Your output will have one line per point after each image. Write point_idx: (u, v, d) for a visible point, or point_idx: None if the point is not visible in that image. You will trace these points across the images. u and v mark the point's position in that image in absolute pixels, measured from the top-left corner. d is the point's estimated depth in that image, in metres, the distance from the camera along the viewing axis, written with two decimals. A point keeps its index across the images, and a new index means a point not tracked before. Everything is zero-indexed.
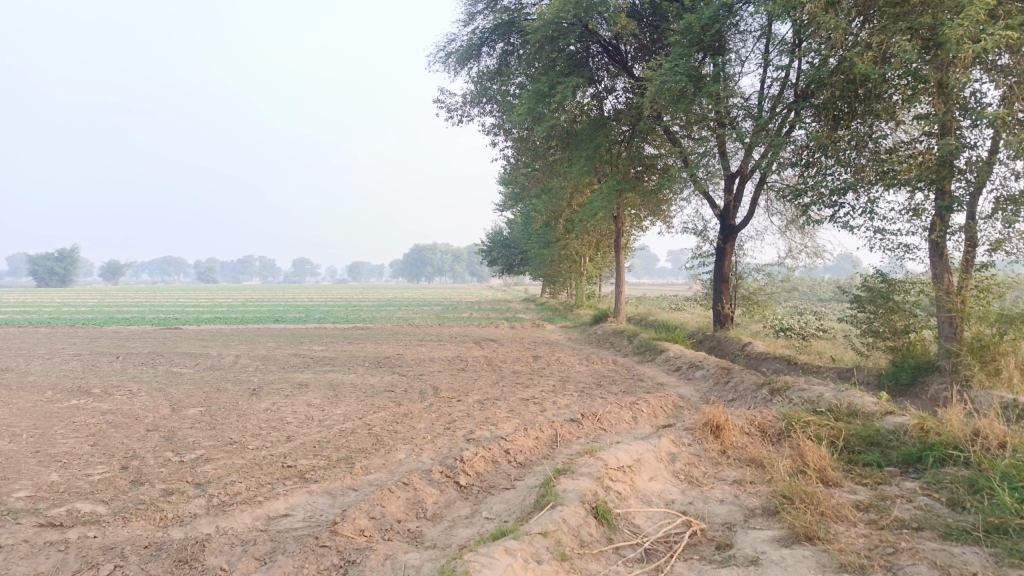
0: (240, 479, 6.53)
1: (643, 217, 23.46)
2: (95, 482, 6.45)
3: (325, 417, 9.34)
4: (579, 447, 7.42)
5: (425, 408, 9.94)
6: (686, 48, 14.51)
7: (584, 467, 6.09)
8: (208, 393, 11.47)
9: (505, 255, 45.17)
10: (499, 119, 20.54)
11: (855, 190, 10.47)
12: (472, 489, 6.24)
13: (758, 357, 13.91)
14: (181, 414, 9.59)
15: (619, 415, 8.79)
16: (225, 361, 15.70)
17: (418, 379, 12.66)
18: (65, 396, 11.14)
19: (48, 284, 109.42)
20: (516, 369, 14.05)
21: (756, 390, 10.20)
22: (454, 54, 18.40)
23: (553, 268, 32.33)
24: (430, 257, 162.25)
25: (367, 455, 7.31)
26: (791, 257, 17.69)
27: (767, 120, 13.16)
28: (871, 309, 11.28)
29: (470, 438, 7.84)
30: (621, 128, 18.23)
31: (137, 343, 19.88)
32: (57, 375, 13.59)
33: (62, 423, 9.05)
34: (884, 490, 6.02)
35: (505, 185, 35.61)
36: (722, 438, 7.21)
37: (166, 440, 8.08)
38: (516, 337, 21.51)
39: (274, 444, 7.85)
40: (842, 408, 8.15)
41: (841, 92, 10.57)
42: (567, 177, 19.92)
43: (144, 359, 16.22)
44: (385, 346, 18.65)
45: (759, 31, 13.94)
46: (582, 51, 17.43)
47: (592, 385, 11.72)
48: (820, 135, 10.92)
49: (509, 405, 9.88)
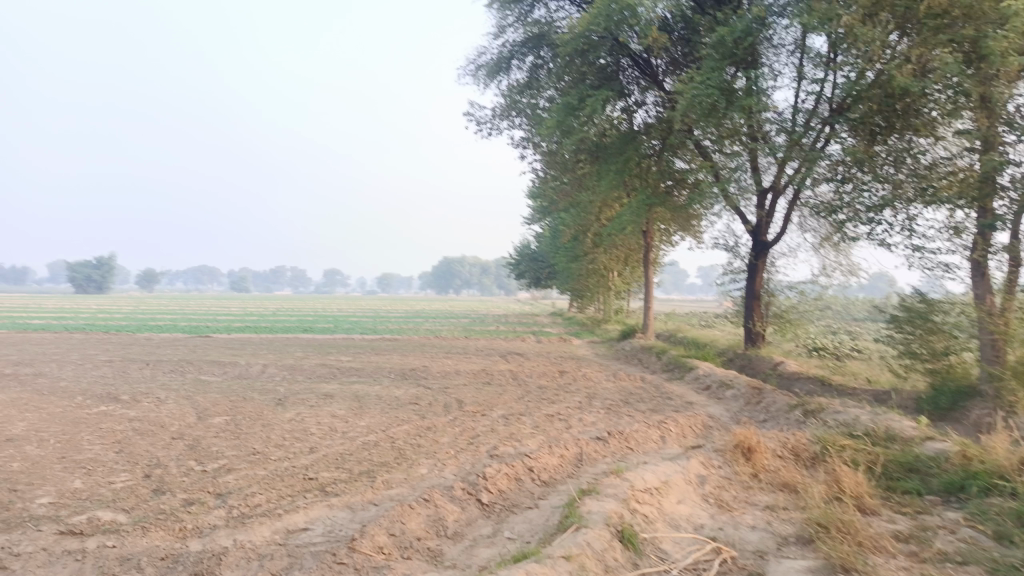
0: (261, 491, 6.46)
1: (673, 232, 23.22)
2: (117, 490, 6.44)
3: (349, 429, 9.27)
4: (605, 467, 7.24)
5: (449, 422, 9.83)
6: (718, 62, 14.34)
7: (610, 488, 5.91)
8: (234, 401, 11.49)
9: (533, 268, 45.10)
10: (529, 132, 20.50)
11: (892, 207, 10.17)
12: (494, 507, 6.09)
13: (790, 377, 13.58)
14: (206, 423, 9.60)
15: (646, 434, 8.58)
16: (252, 369, 15.79)
17: (443, 392, 12.56)
18: (94, 403, 11.24)
19: (86, 290, 111.91)
20: (542, 383, 13.90)
21: (789, 412, 9.92)
22: (484, 67, 18.40)
23: (581, 282, 32.13)
24: (459, 269, 162.87)
25: (389, 469, 7.21)
26: (825, 275, 17.32)
27: (801, 135, 12.90)
28: (909, 330, 10.94)
29: (494, 454, 7.70)
30: (652, 142, 18.05)
31: (167, 351, 20.09)
32: (87, 380, 13.75)
33: (89, 429, 9.11)
34: (925, 521, 5.75)
35: (534, 198, 35.57)
36: (754, 461, 6.98)
37: (190, 449, 8.07)
38: (542, 351, 21.39)
39: (297, 455, 7.79)
40: (880, 432, 7.86)
41: (879, 106, 10.29)
42: (595, 191, 19.77)
43: (173, 366, 16.37)
44: (411, 358, 18.62)
45: (793, 45, 13.70)
46: (613, 64, 17.31)
47: (619, 402, 11.52)
48: (857, 149, 10.64)
49: (534, 421, 9.72)
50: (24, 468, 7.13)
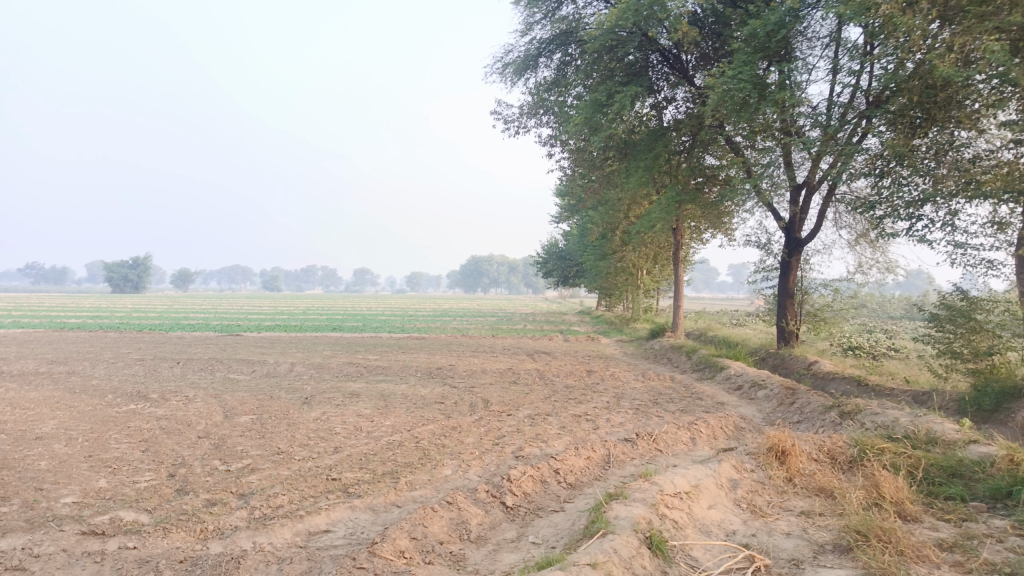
0: (283, 491, 6.40)
1: (703, 229, 22.86)
2: (141, 489, 6.43)
3: (373, 429, 9.20)
4: (633, 470, 7.06)
5: (475, 421, 9.71)
6: (750, 55, 14.02)
7: (638, 492, 5.71)
8: (261, 400, 11.51)
9: (560, 267, 44.83)
10: (556, 130, 20.31)
11: (934, 202, 9.80)
12: (519, 511, 5.95)
13: (825, 377, 13.23)
14: (233, 422, 9.60)
15: (675, 436, 8.38)
16: (280, 368, 15.86)
17: (469, 392, 12.45)
18: (123, 401, 11.33)
19: (122, 289, 114.28)
20: (569, 383, 13.72)
21: (824, 413, 9.63)
22: (511, 64, 18.24)
23: (609, 281, 31.83)
24: (487, 268, 163.12)
25: (413, 470, 7.11)
26: (861, 272, 16.86)
27: (837, 129, 12.53)
28: (950, 329, 10.55)
29: (519, 456, 7.56)
30: (682, 139, 17.76)
31: (199, 349, 20.31)
32: (119, 379, 13.91)
33: (117, 428, 9.17)
34: (970, 529, 5.48)
35: (561, 197, 35.35)
36: (788, 464, 6.75)
37: (215, 449, 8.05)
38: (570, 350, 21.18)
39: (321, 455, 7.72)
40: (920, 435, 7.56)
41: (919, 97, 9.92)
42: (624, 188, 19.51)
43: (203, 364, 16.51)
44: (438, 357, 18.56)
45: (829, 37, 13.33)
46: (641, 60, 17.05)
47: (648, 403, 11.30)
48: (896, 143, 10.28)
49: (561, 422, 9.56)
50: (52, 467, 7.17)
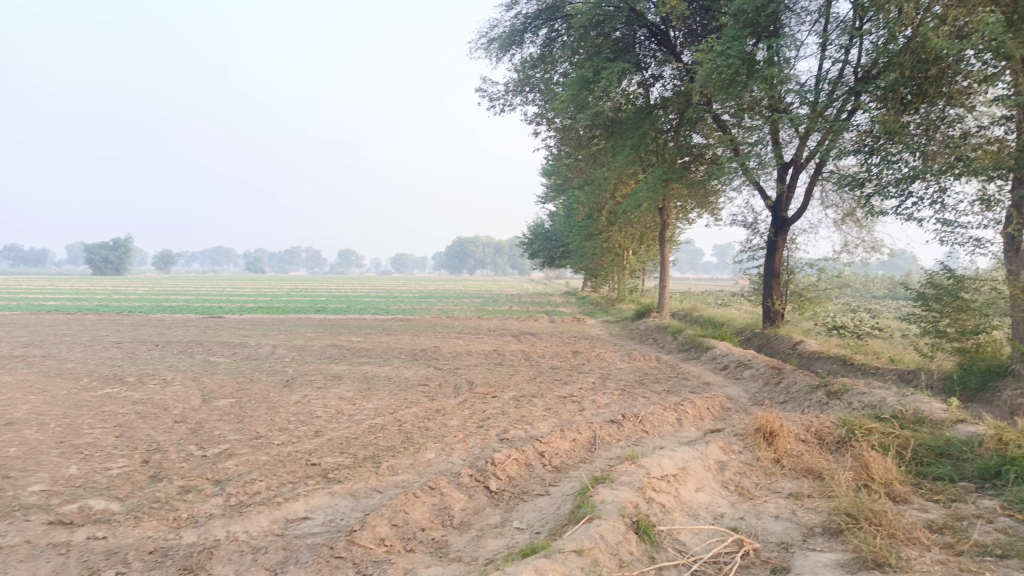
0: (261, 477, 6.21)
1: (689, 209, 22.75)
2: (114, 476, 6.22)
3: (356, 412, 9.03)
4: (619, 452, 6.94)
5: (459, 404, 9.55)
6: (739, 31, 13.80)
7: (625, 475, 5.58)
8: (241, 383, 11.28)
9: (546, 247, 44.66)
10: (542, 108, 20.04)
11: (923, 179, 9.69)
12: (503, 495, 5.81)
13: (810, 357, 13.20)
14: (211, 406, 9.38)
15: (662, 417, 8.27)
16: (262, 350, 15.61)
17: (454, 373, 12.29)
18: (100, 385, 11.08)
19: (103, 272, 112.76)
20: (554, 364, 13.59)
21: (811, 393, 9.57)
22: (497, 40, 17.88)
23: (596, 261, 31.71)
24: (473, 249, 162.53)
25: (395, 454, 6.95)
26: (847, 252, 16.83)
27: (825, 105, 12.40)
28: (936, 308, 10.51)
29: (504, 438, 7.42)
30: (668, 117, 17.59)
31: (179, 331, 20.01)
32: (96, 362, 13.61)
33: (91, 412, 8.93)
34: (959, 509, 5.40)
35: (547, 177, 35.09)
36: (776, 445, 6.66)
37: (192, 433, 7.85)
38: (555, 331, 21.07)
39: (301, 439, 7.54)
40: (908, 414, 7.50)
41: (911, 72, 9.79)
42: (610, 168, 19.31)
43: (182, 347, 16.21)
44: (423, 338, 18.39)
45: (818, 12, 13.16)
46: (629, 35, 16.80)
47: (634, 383, 11.20)
48: (886, 119, 10.14)
49: (546, 403, 9.43)
50: (22, 453, 6.95)
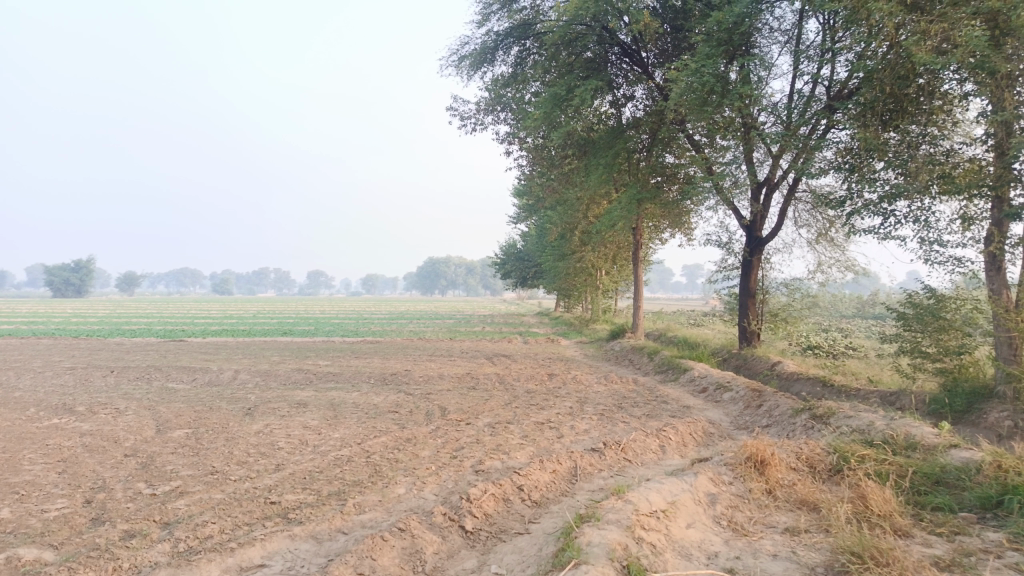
0: (214, 519, 5.68)
1: (662, 229, 22.60)
2: (49, 520, 5.64)
3: (320, 442, 8.49)
4: (603, 484, 6.53)
5: (432, 432, 9.08)
6: (714, 49, 13.64)
7: (612, 512, 5.17)
8: (199, 412, 10.67)
9: (519, 268, 44.34)
10: (514, 127, 19.78)
11: (906, 197, 9.49)
12: (480, 536, 5.36)
13: (789, 378, 12.97)
14: (165, 437, 8.79)
15: (644, 444, 7.91)
16: (223, 376, 14.94)
17: (426, 399, 11.81)
18: (47, 415, 10.38)
19: (63, 294, 109.74)
20: (529, 388, 13.17)
21: (795, 417, 9.29)
22: (468, 57, 17.51)
23: (568, 281, 31.45)
24: (444, 270, 161.86)
25: (362, 490, 6.46)
26: (821, 271, 16.73)
27: (800, 123, 12.26)
28: (917, 328, 10.33)
29: (479, 470, 6.98)
30: (641, 137, 17.46)
31: (138, 356, 19.17)
32: (45, 390, 12.84)
33: (34, 446, 8.28)
34: (964, 543, 5.08)
35: (519, 197, 34.88)
36: (767, 475, 6.31)
37: (142, 469, 7.26)
38: (529, 353, 20.68)
39: (260, 475, 7.01)
40: (899, 440, 7.22)
41: (891, 88, 9.62)
42: (583, 187, 19.08)
43: (139, 373, 15.48)
44: (393, 362, 17.84)
45: (790, 32, 13.12)
46: (601, 54, 16.66)
47: (613, 408, 10.82)
48: (866, 135, 9.93)
49: (523, 430, 9.01)
50: None
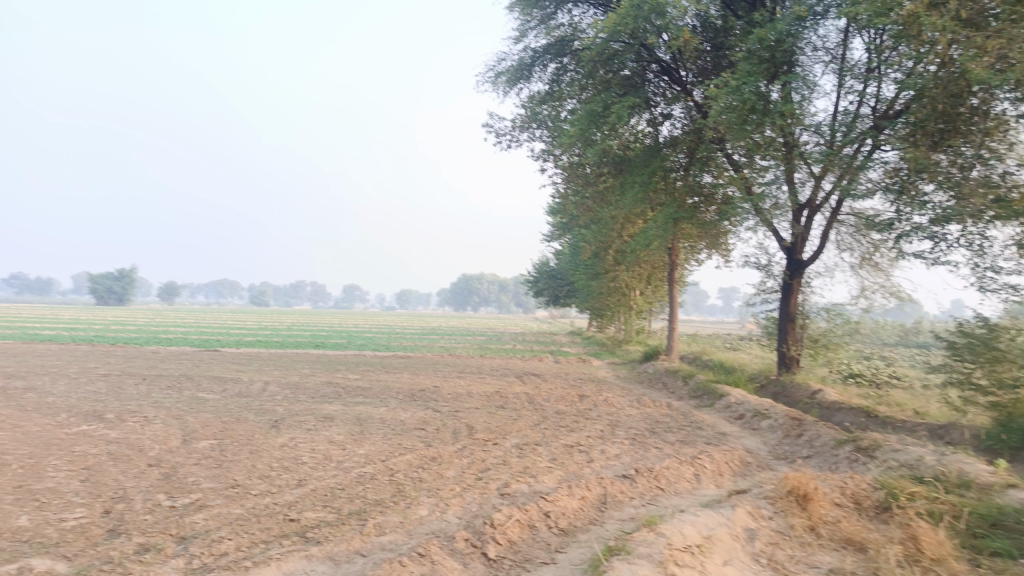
0: (231, 535, 5.52)
1: (698, 250, 22.21)
2: (66, 530, 5.54)
3: (344, 458, 8.32)
4: (633, 514, 6.23)
5: (458, 451, 8.87)
6: (755, 67, 13.32)
7: (643, 546, 4.87)
8: (226, 423, 10.61)
9: (551, 286, 44.15)
10: (549, 144, 19.67)
11: (959, 220, 9.06)
12: (503, 564, 5.10)
13: (831, 407, 12.49)
14: (190, 448, 8.71)
15: (678, 472, 7.59)
16: (253, 387, 14.95)
17: (454, 417, 11.61)
18: (76, 421, 10.41)
19: (106, 301, 112.47)
20: (559, 409, 12.89)
21: (837, 449, 8.88)
22: (505, 74, 17.48)
23: (601, 301, 31.13)
24: (477, 287, 162.30)
25: (383, 510, 6.26)
26: (864, 297, 16.18)
27: (844, 143, 11.88)
28: (969, 358, 9.84)
29: (505, 494, 6.73)
30: (678, 156, 17.18)
31: (171, 365, 19.34)
32: (78, 396, 12.96)
33: (60, 453, 8.26)
34: None
35: (554, 215, 34.75)
36: (810, 510, 5.96)
37: (164, 480, 7.16)
38: (560, 372, 20.38)
39: (281, 490, 6.85)
40: (952, 477, 6.78)
41: (942, 106, 9.22)
42: (618, 206, 18.83)
43: (171, 381, 15.58)
44: (422, 377, 17.71)
45: (834, 50, 12.78)
46: (639, 72, 16.44)
47: (646, 432, 10.49)
48: (915, 155, 9.52)
49: (552, 453, 8.73)
50: None
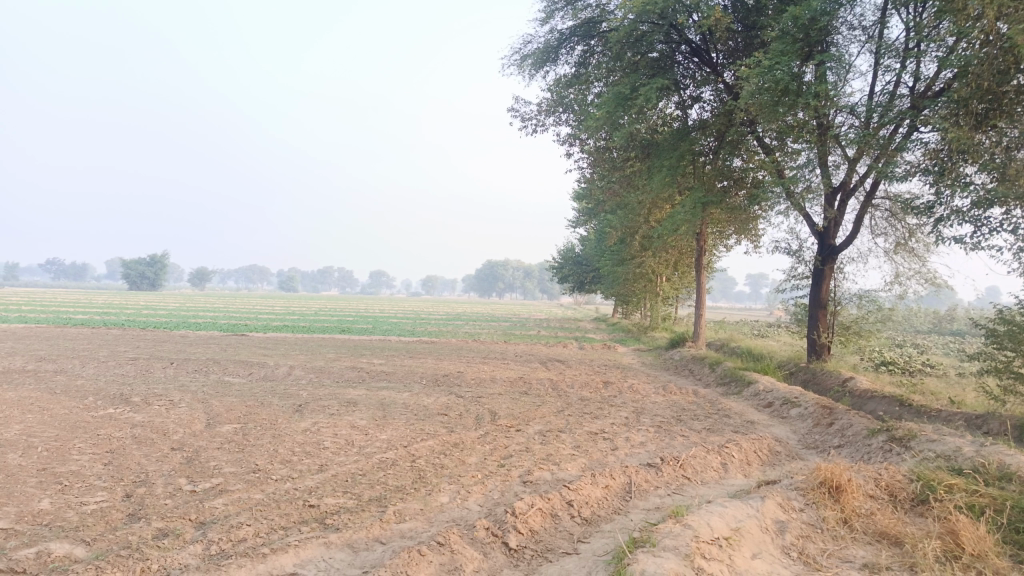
0: (249, 521, 5.47)
1: (726, 235, 21.82)
2: (87, 513, 5.54)
3: (366, 443, 8.27)
4: (658, 504, 6.08)
5: (480, 437, 8.77)
6: (789, 46, 12.92)
7: (669, 537, 4.71)
8: (250, 407, 10.63)
9: (576, 273, 43.88)
10: (575, 128, 19.40)
11: (1003, 203, 8.69)
12: (524, 554, 4.98)
13: (862, 396, 12.19)
14: (213, 432, 8.72)
15: (705, 461, 7.41)
16: (278, 371, 15.01)
17: (476, 402, 11.53)
18: (103, 405, 10.49)
19: (138, 287, 114.46)
20: (583, 395, 12.74)
21: (870, 438, 8.62)
22: (531, 56, 17.20)
23: (627, 287, 30.84)
24: (503, 273, 162.31)
25: (404, 496, 6.17)
26: (899, 283, 15.74)
27: (881, 124, 11.49)
28: (1009, 346, 9.46)
29: (527, 481, 6.61)
30: (707, 139, 16.82)
31: (198, 349, 19.50)
32: (106, 380, 13.08)
33: (86, 436, 8.32)
34: None
35: (579, 201, 34.44)
36: (843, 502, 5.75)
37: (186, 464, 7.16)
38: (584, 359, 20.22)
39: (302, 475, 6.81)
40: (991, 468, 6.51)
41: (987, 85, 8.82)
42: (644, 191, 18.54)
43: (198, 365, 15.70)
44: (446, 363, 17.64)
45: (871, 28, 12.33)
46: (668, 54, 16.13)
47: (671, 420, 10.30)
48: (958, 135, 9.13)
49: (575, 440, 8.60)
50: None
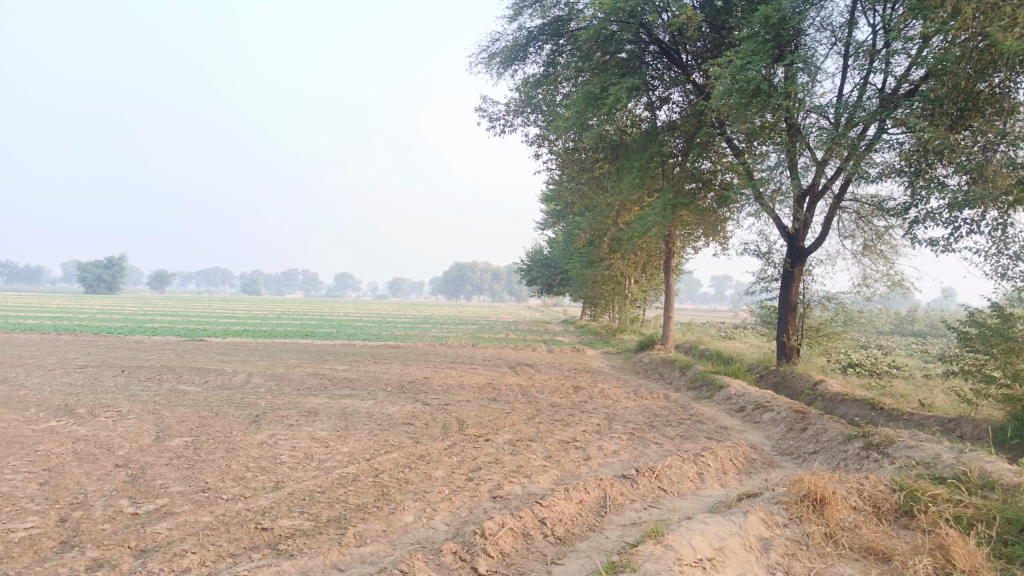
0: (195, 548, 5.02)
1: (695, 237, 21.75)
2: (13, 543, 5.04)
3: (326, 457, 7.83)
4: (635, 520, 5.77)
5: (447, 448, 8.38)
6: (760, 45, 12.77)
7: (651, 560, 4.41)
8: (204, 418, 10.09)
9: (544, 275, 43.61)
10: (544, 129, 19.11)
11: (980, 203, 8.56)
12: None
13: (834, 399, 12.09)
14: (161, 446, 8.20)
15: (680, 471, 7.14)
16: (236, 379, 14.40)
17: (443, 410, 11.13)
18: (45, 417, 9.86)
19: (95, 290, 111.37)
20: (553, 401, 12.43)
21: (846, 444, 8.45)
22: (499, 54, 16.81)
23: (595, 289, 30.61)
24: (470, 276, 161.68)
25: (366, 516, 5.77)
26: (866, 285, 15.73)
27: (852, 125, 11.36)
28: (982, 349, 9.37)
29: (497, 497, 6.25)
30: (676, 141, 16.65)
31: (153, 355, 18.75)
32: (51, 390, 12.36)
33: (21, 452, 7.72)
34: None
35: (548, 203, 34.17)
36: (827, 516, 5.50)
37: (129, 483, 6.64)
38: (554, 363, 19.90)
39: (256, 494, 6.35)
40: (973, 477, 6.34)
41: (964, 84, 8.69)
42: (613, 192, 18.31)
43: (151, 373, 15.01)
44: (412, 368, 17.16)
45: (840, 30, 12.25)
46: (637, 54, 15.95)
47: (644, 426, 10.03)
48: (934, 135, 8.99)
49: (546, 450, 8.27)
50: None
